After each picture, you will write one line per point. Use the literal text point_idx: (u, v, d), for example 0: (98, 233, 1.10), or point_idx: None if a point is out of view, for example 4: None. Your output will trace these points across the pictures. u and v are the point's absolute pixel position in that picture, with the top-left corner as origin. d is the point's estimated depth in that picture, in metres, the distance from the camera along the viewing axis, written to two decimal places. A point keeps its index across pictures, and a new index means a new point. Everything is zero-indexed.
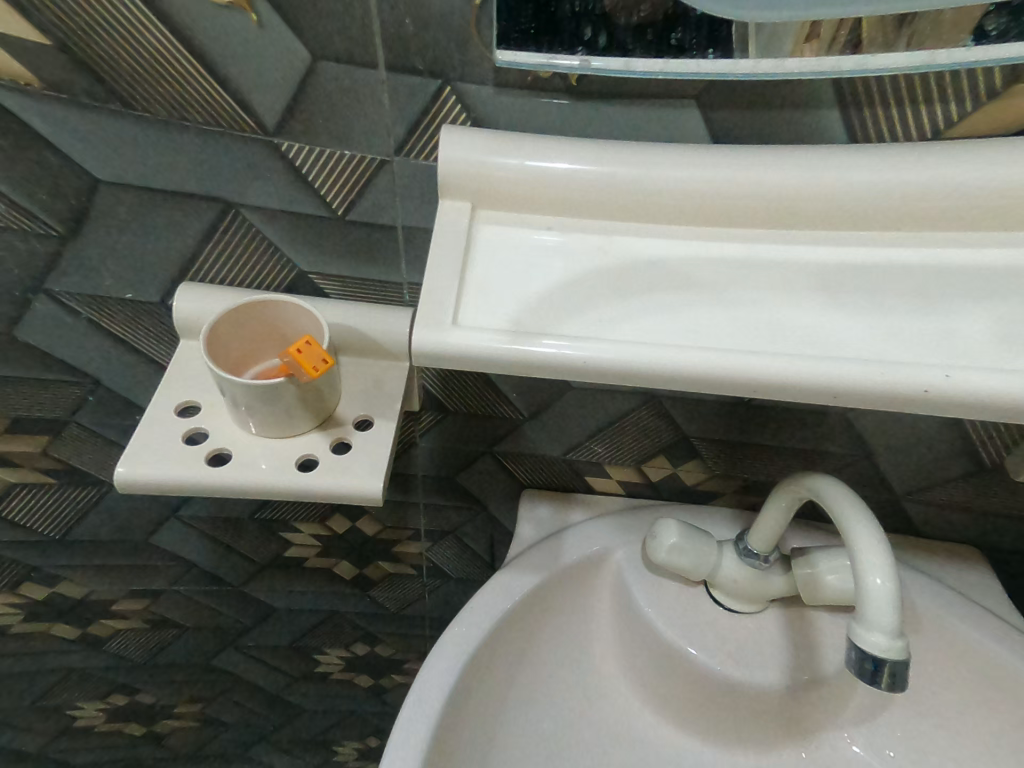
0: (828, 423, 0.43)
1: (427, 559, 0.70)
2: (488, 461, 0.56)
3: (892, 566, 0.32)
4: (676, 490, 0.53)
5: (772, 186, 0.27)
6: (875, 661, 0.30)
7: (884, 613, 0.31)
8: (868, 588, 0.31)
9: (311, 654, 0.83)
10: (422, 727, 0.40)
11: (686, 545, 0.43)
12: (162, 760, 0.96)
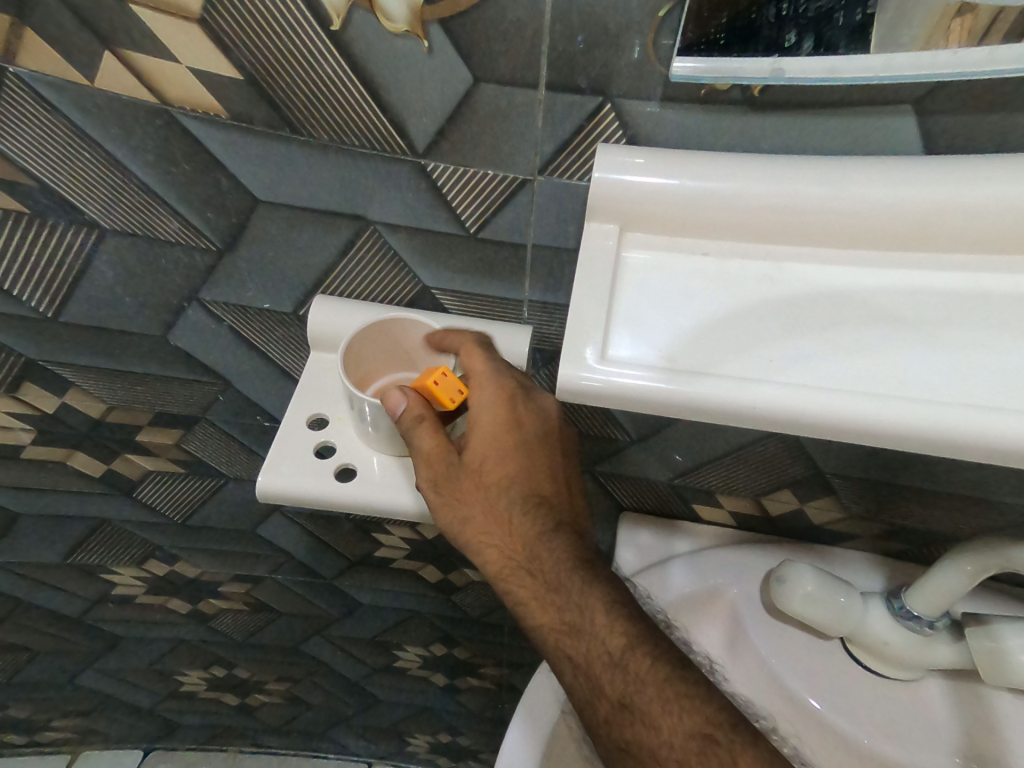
0: (995, 475, 0.38)
1: None
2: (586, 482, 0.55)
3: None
4: (799, 525, 0.49)
5: (992, 205, 0.23)
6: None
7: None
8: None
9: (391, 649, 0.86)
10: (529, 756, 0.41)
11: (821, 595, 0.42)
12: (250, 728, 1.02)
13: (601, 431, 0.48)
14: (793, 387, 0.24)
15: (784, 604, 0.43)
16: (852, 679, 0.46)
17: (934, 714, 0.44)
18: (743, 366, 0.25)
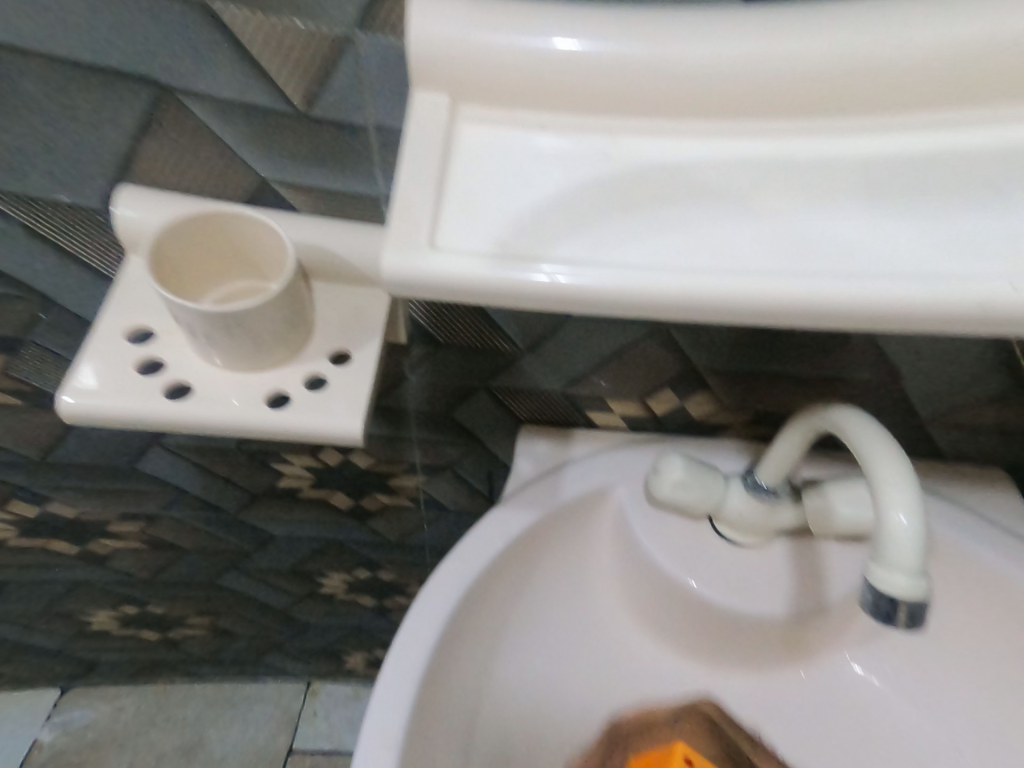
0: (849, 345, 0.44)
1: (424, 491, 0.70)
2: (484, 398, 0.55)
3: (918, 506, 0.33)
4: (681, 421, 0.55)
5: (807, 59, 0.24)
6: (890, 602, 0.31)
7: (908, 557, 0.31)
8: (895, 529, 0.32)
9: (313, 577, 0.85)
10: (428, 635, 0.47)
11: (689, 480, 0.49)
12: (179, 661, 1.02)
13: (492, 342, 0.49)
14: (620, 266, 0.24)
15: (658, 487, 0.52)
16: (717, 553, 0.54)
17: (765, 581, 0.52)
18: (564, 246, 0.24)
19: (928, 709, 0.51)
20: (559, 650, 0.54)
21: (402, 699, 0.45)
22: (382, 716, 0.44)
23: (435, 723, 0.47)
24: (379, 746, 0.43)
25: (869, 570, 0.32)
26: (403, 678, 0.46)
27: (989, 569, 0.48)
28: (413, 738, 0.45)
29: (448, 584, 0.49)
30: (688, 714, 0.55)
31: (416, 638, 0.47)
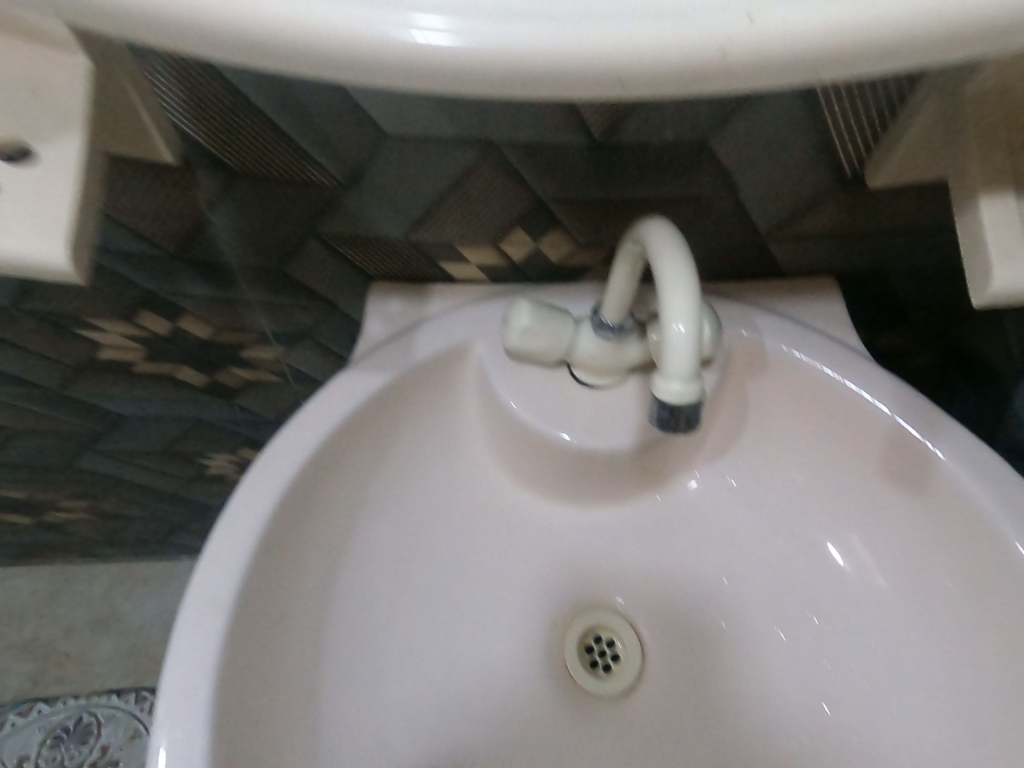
0: (686, 155, 0.42)
1: (285, 365, 0.63)
2: (317, 249, 0.49)
3: (694, 313, 0.37)
4: (533, 263, 0.53)
5: None
6: (668, 409, 0.38)
7: (681, 367, 0.37)
8: (673, 339, 0.37)
9: (194, 458, 0.78)
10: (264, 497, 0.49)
11: (536, 327, 0.51)
12: (70, 543, 0.97)
13: (300, 169, 0.42)
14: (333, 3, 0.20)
15: (507, 339, 0.52)
16: (573, 395, 0.58)
17: (604, 417, 0.57)
18: None
19: (754, 499, 0.59)
20: (421, 491, 0.58)
21: (230, 564, 0.47)
22: (211, 580, 0.46)
23: (273, 584, 0.49)
24: (206, 608, 0.45)
25: (654, 383, 0.38)
26: (232, 542, 0.48)
27: (811, 372, 0.53)
28: (243, 601, 0.47)
29: (283, 454, 0.51)
30: (545, 539, 0.62)
31: (247, 507, 0.49)
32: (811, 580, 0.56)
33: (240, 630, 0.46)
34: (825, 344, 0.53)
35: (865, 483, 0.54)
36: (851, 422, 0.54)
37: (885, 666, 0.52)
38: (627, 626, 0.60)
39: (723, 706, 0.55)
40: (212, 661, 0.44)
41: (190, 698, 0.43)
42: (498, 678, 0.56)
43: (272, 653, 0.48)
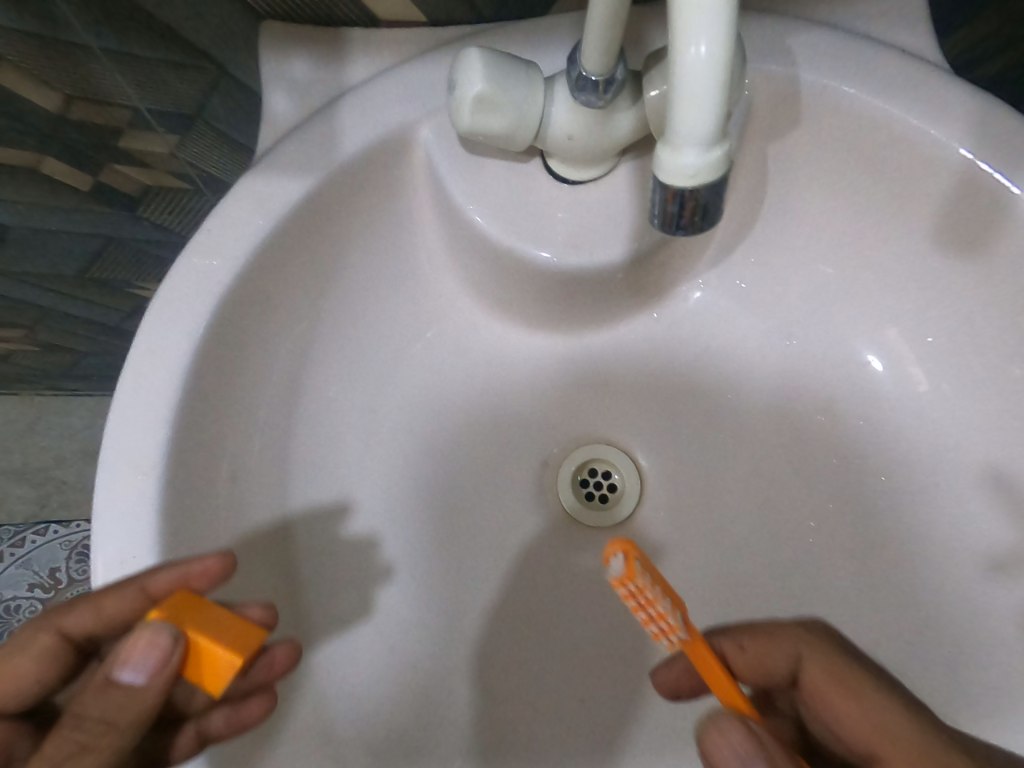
0: None
1: (188, 165, 0.51)
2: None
3: (723, 18, 0.22)
4: None
5: None
6: (679, 202, 0.25)
7: (697, 122, 0.23)
8: (686, 73, 0.22)
9: (126, 284, 0.70)
10: (187, 333, 0.42)
11: (493, 98, 0.39)
12: (32, 377, 0.93)
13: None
14: None
15: (456, 119, 0.40)
16: (549, 191, 0.48)
17: (597, 222, 0.47)
18: None
19: (764, 305, 0.51)
20: (377, 296, 0.50)
21: (148, 417, 0.41)
22: (129, 439, 0.41)
23: (209, 434, 0.43)
24: (130, 469, 0.40)
25: (655, 158, 0.24)
26: (147, 394, 0.41)
27: (858, 113, 0.42)
28: (174, 459, 0.41)
29: (190, 287, 0.43)
30: (529, 370, 0.55)
31: (162, 355, 0.42)
32: (832, 382, 0.49)
33: (178, 488, 0.41)
34: (880, 69, 0.41)
35: (911, 257, 0.45)
36: (904, 175, 0.43)
37: (914, 445, 0.47)
38: (622, 454, 0.54)
39: (732, 529, 0.50)
40: (149, 522, 0.39)
41: (130, 563, 0.39)
42: (489, 497, 0.52)
43: (224, 508, 0.44)
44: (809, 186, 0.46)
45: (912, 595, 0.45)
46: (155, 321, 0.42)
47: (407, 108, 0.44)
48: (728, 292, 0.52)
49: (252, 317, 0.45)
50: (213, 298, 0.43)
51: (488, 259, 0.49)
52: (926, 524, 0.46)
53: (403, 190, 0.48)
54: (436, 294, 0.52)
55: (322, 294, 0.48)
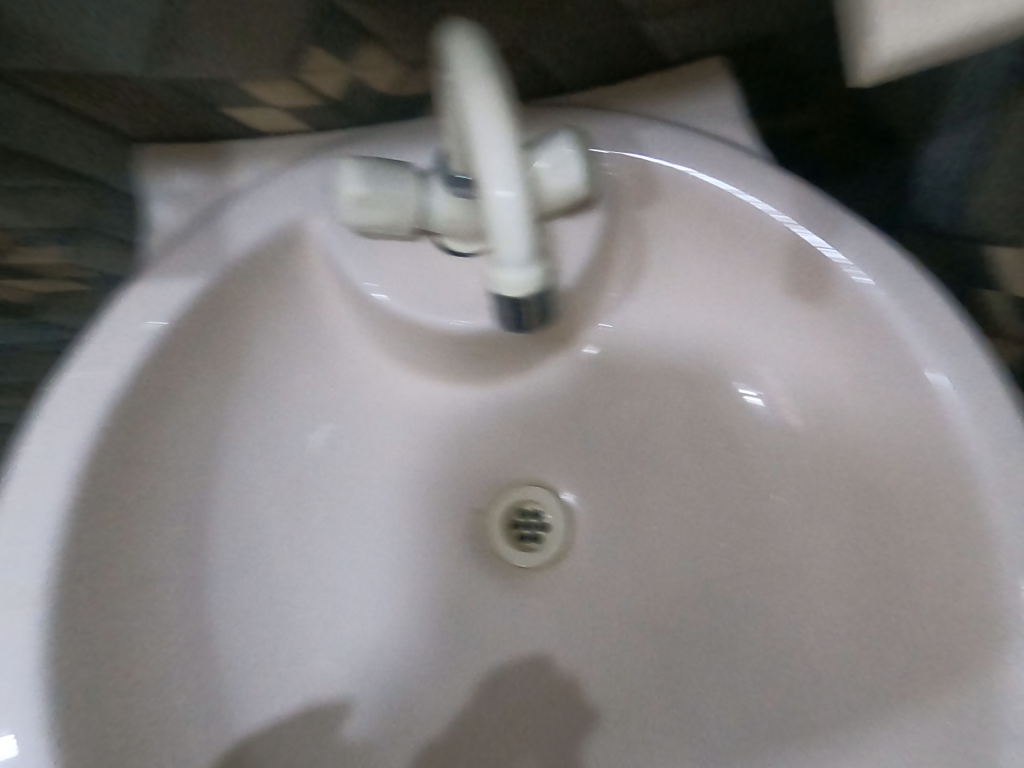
0: None
1: (82, 270, 0.52)
2: (7, 95, 0.37)
3: (519, 165, 0.26)
4: (354, 92, 0.44)
5: None
6: (517, 308, 0.29)
7: (516, 247, 0.27)
8: (496, 209, 0.26)
9: (31, 387, 0.68)
10: (68, 447, 0.41)
11: (368, 195, 0.42)
12: None
13: None
14: None
15: (336, 213, 0.43)
16: (441, 265, 0.51)
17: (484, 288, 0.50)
18: None
19: (658, 347, 0.56)
20: (289, 379, 0.51)
21: (32, 540, 0.39)
22: (8, 568, 0.38)
23: (111, 549, 0.42)
24: (11, 600, 0.37)
25: (487, 275, 0.28)
26: (30, 515, 0.39)
27: (703, 187, 0.48)
28: (64, 583, 0.39)
29: (74, 403, 0.42)
30: (454, 427, 0.57)
31: (46, 472, 0.40)
32: (721, 414, 0.55)
33: (74, 611, 0.39)
34: (714, 152, 0.48)
35: (768, 297, 0.52)
36: (749, 235, 0.49)
37: (799, 468, 0.52)
38: (549, 494, 0.57)
39: (653, 562, 0.53)
40: (34, 656, 0.37)
41: (13, 704, 0.36)
42: (419, 561, 0.53)
43: (127, 625, 0.41)
44: (675, 244, 0.53)
45: (813, 602, 0.49)
46: (35, 442, 0.41)
47: (295, 202, 0.47)
48: (626, 337, 0.57)
49: (154, 422, 0.44)
50: (102, 406, 0.42)
51: (395, 329, 0.52)
52: (817, 538, 0.50)
53: (304, 275, 0.50)
54: (349, 368, 0.54)
55: (229, 386, 0.48)
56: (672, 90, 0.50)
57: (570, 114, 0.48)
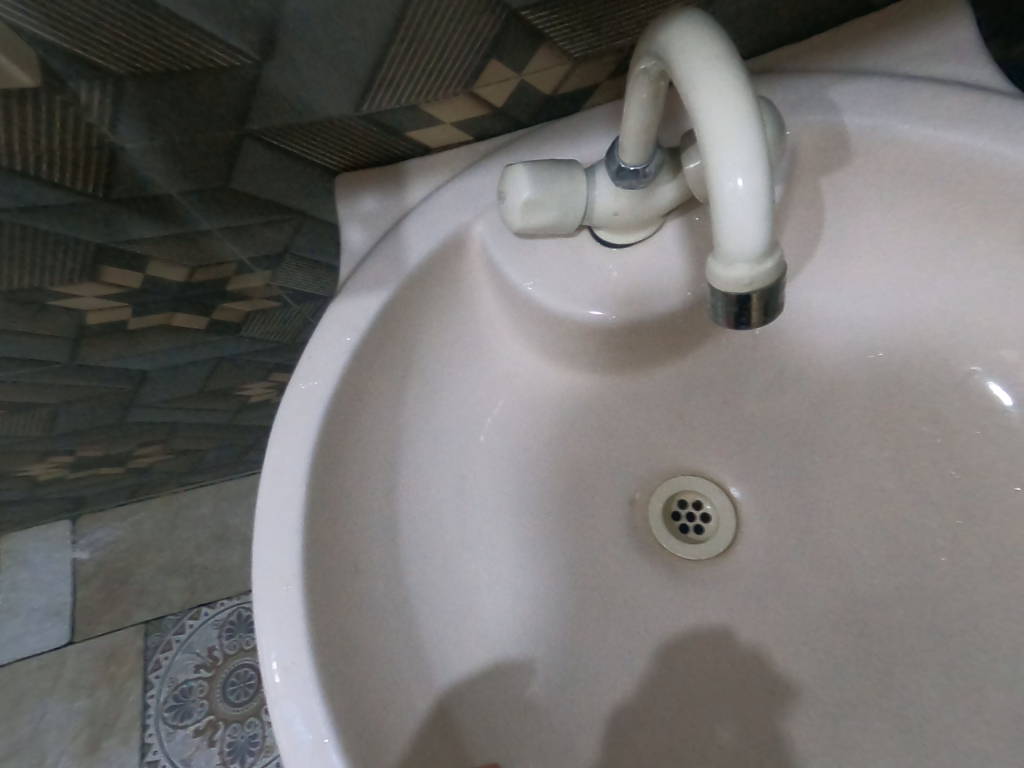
0: None
1: (279, 289, 0.60)
2: (252, 148, 0.42)
3: (753, 153, 0.25)
4: (520, 97, 0.45)
5: None
6: (742, 304, 0.27)
7: (746, 239, 0.25)
8: (727, 202, 0.25)
9: (233, 390, 0.79)
10: (299, 448, 0.47)
11: (543, 197, 0.42)
12: (164, 479, 1.05)
13: (201, 54, 0.34)
14: None
15: (510, 220, 0.44)
16: (598, 259, 0.51)
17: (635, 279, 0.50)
18: None
19: (839, 324, 0.51)
20: (459, 377, 0.55)
21: (283, 529, 0.45)
22: (269, 555, 0.44)
23: (337, 536, 0.47)
24: (275, 581, 0.44)
25: (709, 271, 0.27)
26: (279, 507, 0.46)
27: (905, 142, 0.42)
28: (311, 566, 0.45)
29: (297, 412, 0.48)
30: (610, 417, 0.57)
31: (284, 471, 0.46)
32: (922, 394, 0.48)
33: (320, 588, 0.45)
34: (927, 97, 0.41)
35: (984, 257, 0.44)
36: (971, 187, 0.42)
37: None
38: (714, 485, 0.55)
39: (846, 560, 0.49)
40: (301, 627, 0.42)
41: (292, 668, 0.41)
42: (589, 550, 0.53)
43: (361, 603, 0.47)
44: (866, 208, 0.47)
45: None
46: (272, 447, 0.47)
47: (465, 211, 0.49)
48: (798, 315, 0.52)
49: (357, 424, 0.50)
50: (321, 411, 0.47)
51: (555, 324, 0.53)
52: None
53: (471, 279, 0.53)
54: (509, 363, 0.56)
55: (410, 387, 0.52)
56: (860, 35, 0.44)
57: (743, 80, 0.45)
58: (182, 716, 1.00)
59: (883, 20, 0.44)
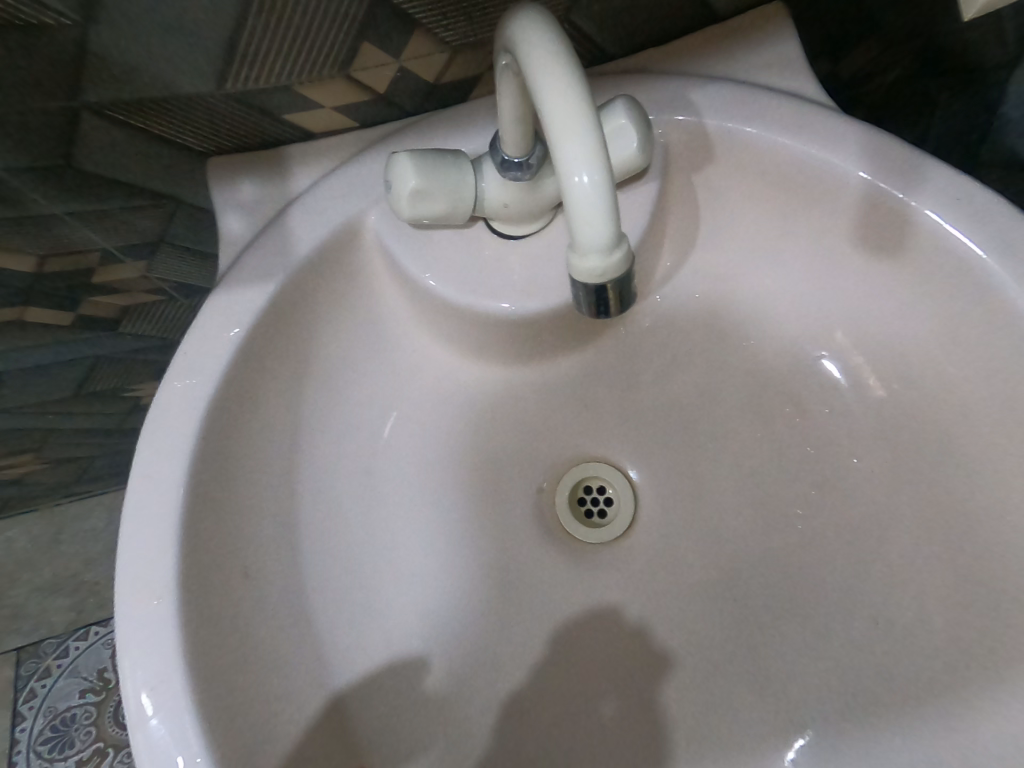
0: None
1: (158, 282, 0.55)
2: (99, 124, 0.38)
3: (596, 151, 0.26)
4: (403, 85, 0.44)
5: None
6: (599, 294, 0.29)
7: (595, 234, 0.27)
8: (576, 197, 0.27)
9: (116, 391, 0.73)
10: (173, 450, 0.44)
11: (428, 188, 0.42)
12: (43, 491, 0.95)
13: (11, 8, 0.31)
14: None
15: (398, 211, 0.43)
16: (494, 251, 0.51)
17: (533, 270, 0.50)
18: None
19: (717, 313, 0.55)
20: (358, 371, 0.53)
21: (155, 540, 0.42)
22: (138, 566, 0.41)
23: (221, 542, 0.45)
24: (144, 595, 0.41)
25: (567, 263, 0.28)
26: (151, 514, 0.42)
27: (761, 145, 0.46)
28: (187, 578, 0.42)
29: (173, 411, 0.44)
30: (512, 407, 0.58)
31: (157, 475, 0.43)
32: (787, 377, 0.53)
33: (198, 598, 0.42)
34: (775, 108, 0.46)
35: (834, 252, 0.49)
36: (818, 188, 0.47)
37: (876, 432, 0.50)
38: (611, 469, 0.57)
39: (725, 531, 0.53)
40: (173, 643, 0.40)
41: (159, 687, 0.39)
42: (492, 538, 0.54)
43: (247, 611, 0.45)
44: (734, 205, 0.51)
45: (902, 568, 0.47)
46: (143, 449, 0.44)
47: (354, 199, 0.48)
48: (683, 305, 0.56)
49: (242, 422, 0.47)
50: (199, 410, 0.45)
51: (453, 316, 0.52)
52: (898, 501, 0.48)
53: (366, 269, 0.51)
54: (409, 355, 0.55)
55: (303, 382, 0.50)
56: (723, 44, 0.48)
57: (620, 80, 0.47)
58: (63, 747, 0.92)
59: (743, 31, 0.48)
